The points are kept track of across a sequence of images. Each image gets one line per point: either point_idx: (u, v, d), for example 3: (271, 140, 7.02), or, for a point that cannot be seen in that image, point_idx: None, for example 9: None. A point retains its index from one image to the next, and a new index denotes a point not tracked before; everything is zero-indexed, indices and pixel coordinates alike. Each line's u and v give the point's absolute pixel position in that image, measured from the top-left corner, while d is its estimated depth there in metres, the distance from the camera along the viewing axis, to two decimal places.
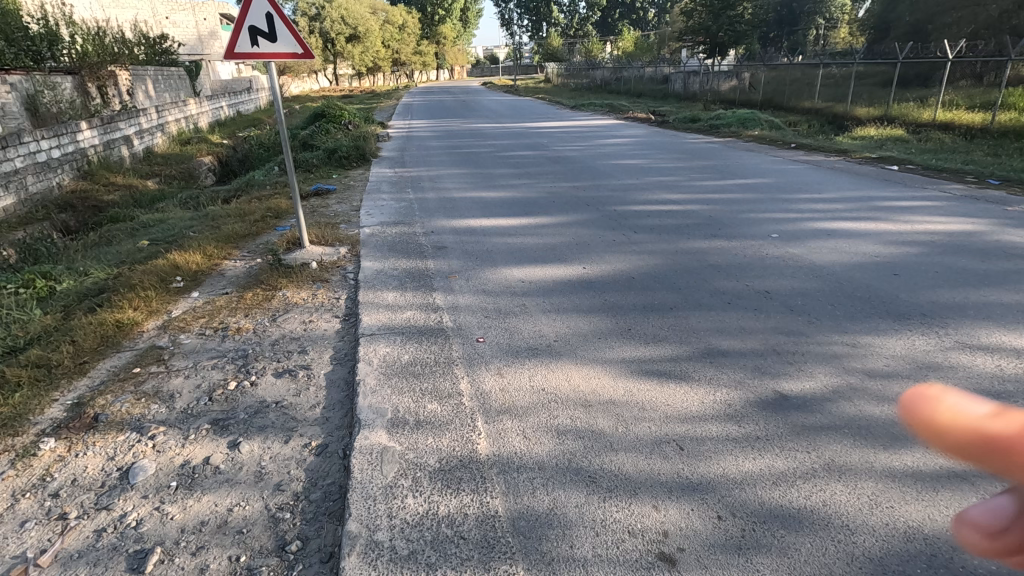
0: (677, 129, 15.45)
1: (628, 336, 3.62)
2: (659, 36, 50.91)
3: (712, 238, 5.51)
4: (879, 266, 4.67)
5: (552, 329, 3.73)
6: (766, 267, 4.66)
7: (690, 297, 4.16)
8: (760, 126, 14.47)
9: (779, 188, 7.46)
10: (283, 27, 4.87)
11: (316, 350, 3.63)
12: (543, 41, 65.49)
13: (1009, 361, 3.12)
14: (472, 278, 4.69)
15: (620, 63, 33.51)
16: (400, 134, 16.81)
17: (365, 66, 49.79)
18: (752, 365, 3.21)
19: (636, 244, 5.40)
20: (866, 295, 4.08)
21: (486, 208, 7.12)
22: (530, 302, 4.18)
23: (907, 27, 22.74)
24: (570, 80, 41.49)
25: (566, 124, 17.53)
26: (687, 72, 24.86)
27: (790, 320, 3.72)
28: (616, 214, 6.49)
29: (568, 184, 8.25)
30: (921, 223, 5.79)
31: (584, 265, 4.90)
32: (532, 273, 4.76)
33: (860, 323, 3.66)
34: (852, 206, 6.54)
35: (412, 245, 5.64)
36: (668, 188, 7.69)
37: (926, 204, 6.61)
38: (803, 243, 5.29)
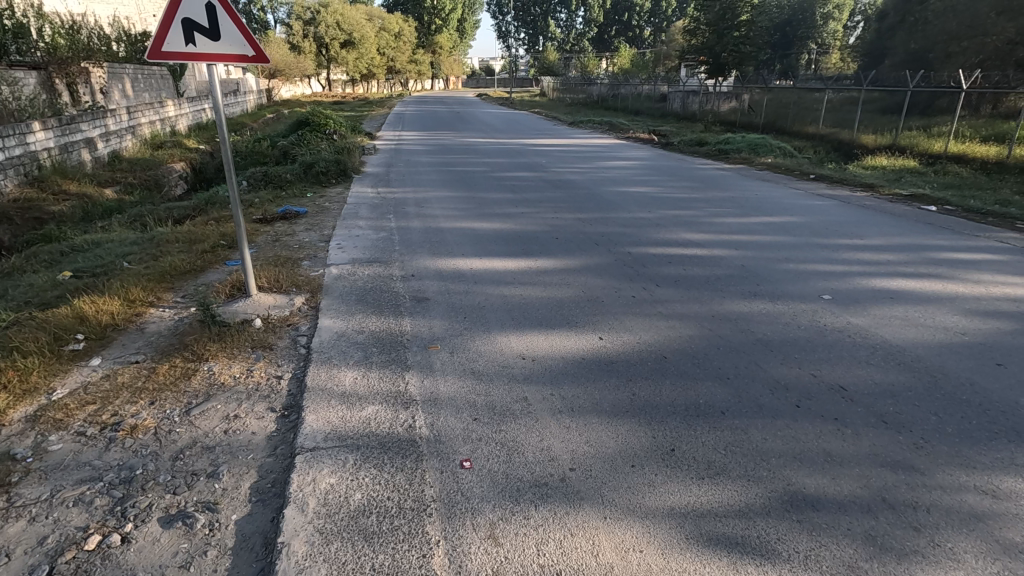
0: (682, 151, 14.66)
1: (673, 463, 2.60)
2: (656, 55, 50.65)
3: (751, 297, 4.53)
4: (971, 347, 3.67)
5: (567, 448, 2.70)
6: (832, 347, 3.66)
7: (744, 393, 3.14)
8: (771, 151, 13.69)
9: (813, 230, 6.54)
10: (228, 22, 3.85)
11: (231, 474, 2.55)
12: (539, 56, 65.01)
13: None
14: (458, 351, 3.65)
15: (618, 80, 32.95)
16: (390, 147, 15.80)
17: (359, 72, 48.74)
18: (863, 532, 2.20)
19: (661, 304, 4.39)
20: (977, 399, 3.07)
21: (479, 243, 6.12)
22: (534, 395, 3.14)
23: (909, 55, 22.13)
24: (565, 95, 40.75)
25: (566, 142, 16.63)
26: (686, 92, 24.20)
27: (890, 441, 2.71)
28: (631, 259, 5.50)
29: (572, 216, 7.27)
30: (996, 285, 4.83)
31: (601, 335, 3.88)
32: (537, 345, 3.73)
33: (988, 451, 2.65)
34: (904, 256, 5.60)
35: (386, 295, 4.64)
36: (688, 225, 6.73)
37: (988, 257, 5.67)
38: (864, 308, 4.30)
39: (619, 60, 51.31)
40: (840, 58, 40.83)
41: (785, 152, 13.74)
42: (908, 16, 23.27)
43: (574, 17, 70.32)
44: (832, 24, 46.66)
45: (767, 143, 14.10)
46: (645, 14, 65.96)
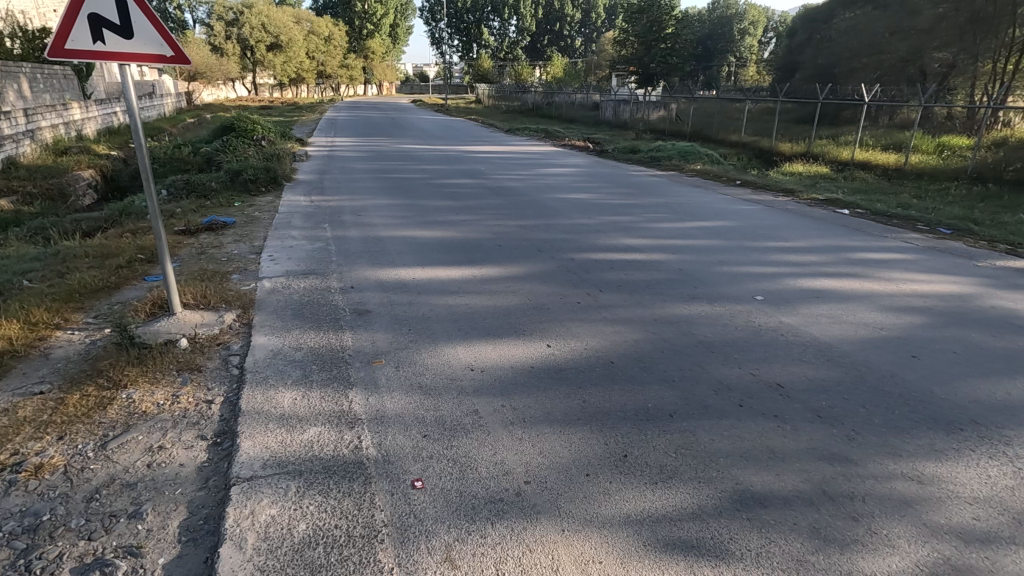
0: (617, 158, 15.07)
1: (626, 469, 2.60)
2: (586, 65, 51.99)
3: (691, 300, 4.68)
4: (890, 342, 3.93)
5: (520, 460, 2.66)
6: (768, 346, 3.82)
7: (690, 395, 3.21)
8: (699, 158, 14.32)
9: (743, 233, 6.87)
10: (145, 20, 3.57)
11: (156, 512, 2.32)
12: (473, 63, 65.14)
13: None
14: (405, 366, 3.53)
15: (552, 89, 33.59)
16: (323, 153, 15.28)
17: (288, 76, 47.01)
18: (808, 525, 2.28)
19: (606, 309, 4.44)
20: (899, 390, 3.28)
21: (421, 252, 5.99)
22: (485, 408, 3.08)
23: (818, 70, 23.89)
24: (501, 102, 41.05)
25: (504, 149, 16.72)
26: (618, 100, 24.97)
27: (825, 435, 2.85)
28: (574, 265, 5.55)
29: (514, 223, 7.28)
30: (907, 282, 5.24)
31: (548, 343, 3.87)
32: (485, 356, 3.67)
33: (913, 440, 2.83)
34: (825, 257, 5.98)
35: (325, 308, 4.43)
36: (627, 231, 6.89)
37: (898, 256, 6.15)
38: (794, 308, 4.54)
39: (552, 68, 52.24)
40: (756, 71, 43.51)
41: (712, 159, 14.42)
42: (816, 34, 25.15)
43: (507, 26, 70.69)
44: (748, 38, 49.78)
45: (695, 151, 14.75)
46: (576, 24, 69.31)
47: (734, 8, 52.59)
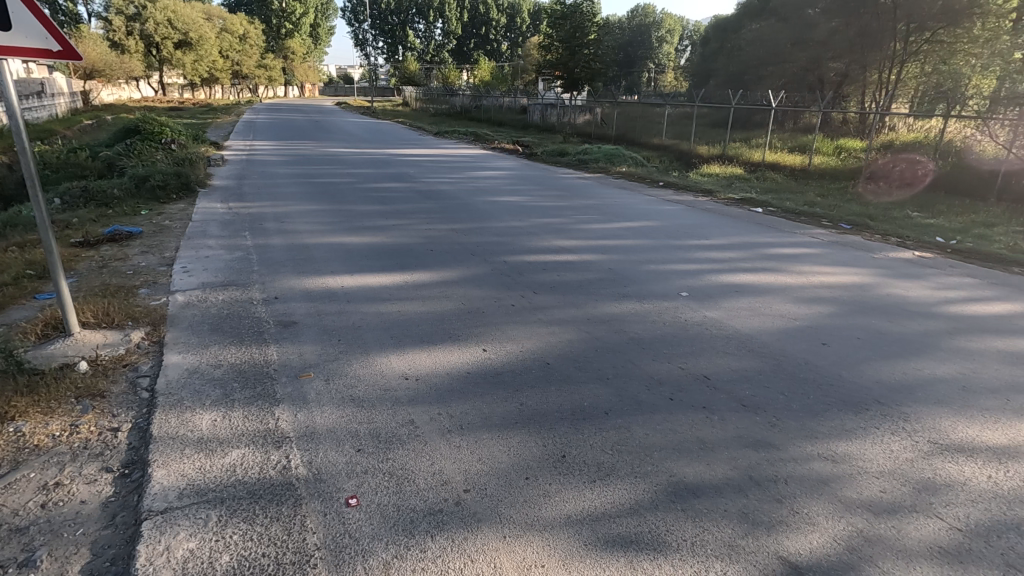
0: (546, 161, 15.29)
1: (564, 470, 2.62)
2: (513, 68, 52.62)
3: (622, 298, 4.80)
4: (803, 331, 4.21)
5: (459, 468, 2.61)
6: (694, 340, 3.97)
7: (625, 392, 3.28)
8: (624, 161, 14.80)
9: (667, 233, 7.15)
10: (25, 10, 3.22)
11: (53, 557, 2.07)
12: (399, 66, 64.07)
13: (995, 470, 2.65)
14: (335, 378, 3.38)
15: (479, 92, 33.66)
16: (240, 157, 14.49)
17: (199, 75, 44.21)
18: (737, 510, 2.38)
19: (540, 311, 4.47)
20: (813, 375, 3.52)
21: (350, 258, 5.80)
22: (422, 417, 3.00)
23: (729, 77, 25.38)
24: (428, 105, 40.67)
25: (433, 152, 16.54)
26: (545, 104, 25.38)
27: (749, 422, 3.00)
28: (508, 267, 5.56)
29: (446, 227, 7.20)
30: (815, 275, 5.63)
31: (484, 347, 3.83)
32: (420, 363, 3.59)
33: (825, 421, 3.03)
34: (742, 253, 6.33)
35: (247, 321, 4.18)
36: (559, 232, 6.98)
37: (806, 251, 6.62)
38: (717, 302, 4.76)
39: (478, 71, 52.25)
40: (673, 78, 45.59)
41: (637, 161, 14.96)
42: (726, 43, 26.73)
43: (432, 28, 70.11)
44: (664, 47, 52.29)
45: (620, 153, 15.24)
46: (501, 28, 69.81)
47: (652, 16, 54.80)
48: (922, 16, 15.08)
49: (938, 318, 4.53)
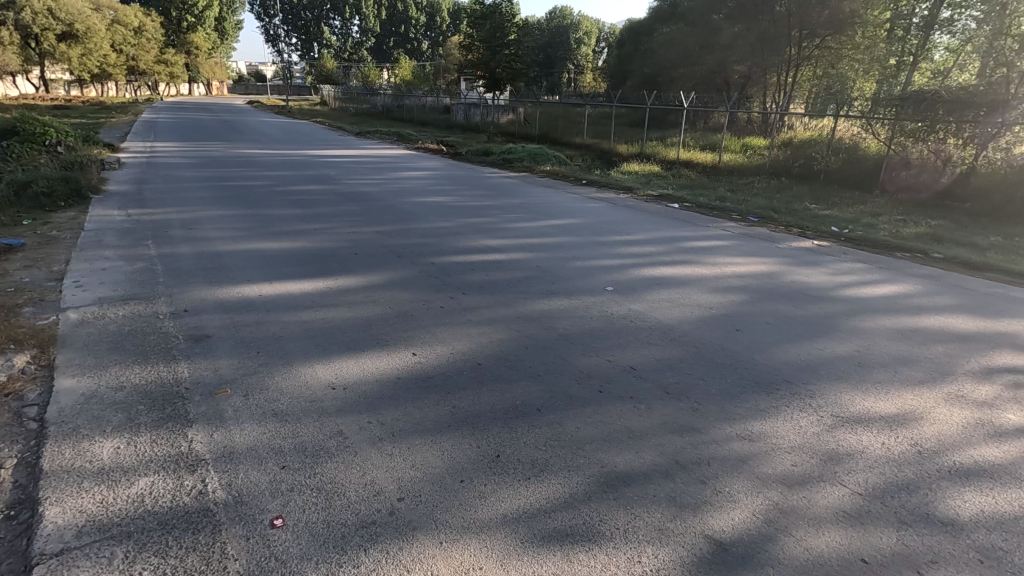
0: (471, 161, 15.26)
1: (498, 470, 2.62)
2: (434, 68, 52.15)
3: (550, 295, 4.88)
4: (719, 319, 4.45)
5: (391, 477, 2.54)
6: (620, 333, 4.11)
7: (555, 387, 3.33)
8: (548, 159, 15.05)
9: (592, 230, 7.34)
10: None
11: None
12: (315, 63, 61.63)
13: (887, 437, 2.93)
14: (255, 393, 3.19)
15: (401, 91, 33.08)
16: (140, 160, 13.39)
17: (87, 71, 40.37)
18: (666, 494, 2.48)
19: (470, 311, 4.46)
20: (729, 360, 3.74)
21: (267, 265, 5.51)
22: (351, 427, 2.90)
23: (644, 78, 26.47)
24: (348, 104, 39.45)
25: (355, 153, 16.07)
26: (468, 104, 25.33)
27: (673, 409, 3.13)
28: (436, 269, 5.49)
29: (370, 229, 7.02)
30: (728, 265, 5.98)
31: (414, 351, 3.77)
32: (348, 371, 3.47)
33: (741, 403, 3.23)
34: (662, 247, 6.62)
35: (153, 337, 3.87)
36: (486, 232, 6.98)
37: (719, 243, 7.02)
38: (640, 295, 4.95)
39: (399, 69, 51.27)
40: (592, 78, 46.89)
41: (560, 160, 15.24)
42: (640, 45, 27.85)
43: (349, 25, 68.05)
44: (582, 49, 53.72)
45: (544, 152, 15.48)
46: (421, 27, 68.96)
47: (570, 18, 56.10)
48: (813, 24, 16.46)
49: (836, 301, 4.95)
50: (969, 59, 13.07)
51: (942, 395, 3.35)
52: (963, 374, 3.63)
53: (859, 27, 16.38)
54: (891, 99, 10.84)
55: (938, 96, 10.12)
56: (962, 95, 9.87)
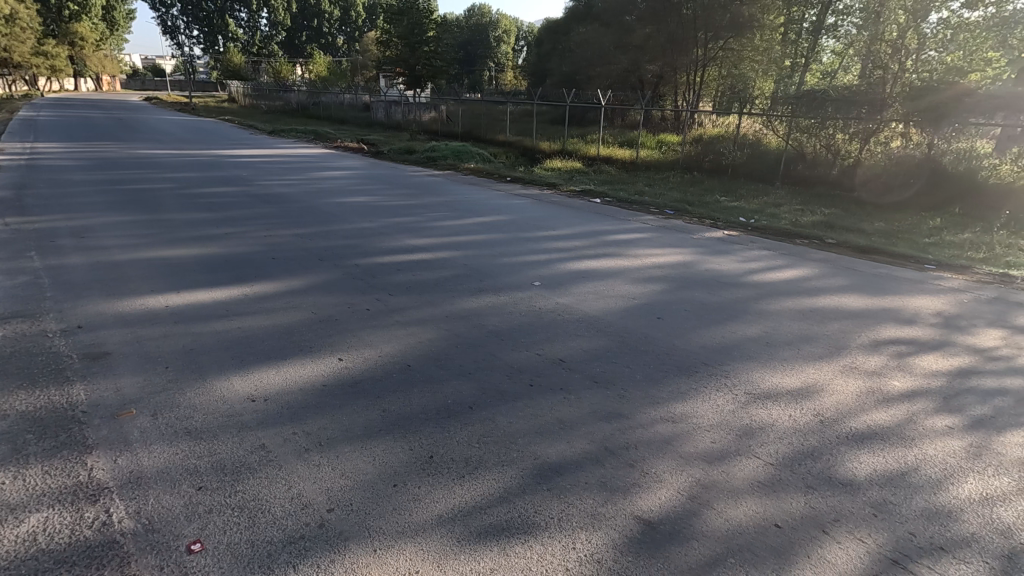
0: (394, 159, 14.95)
1: (431, 470, 2.59)
2: (350, 65, 50.50)
3: (478, 292, 4.88)
4: (642, 308, 4.64)
5: (320, 488, 2.45)
6: (548, 327, 4.18)
7: (487, 384, 3.34)
8: (472, 157, 15.02)
9: (518, 226, 7.40)
10: None
11: None
12: (220, 57, 57.89)
13: (793, 409, 3.17)
14: (165, 411, 2.97)
15: (316, 88, 31.83)
16: (18, 162, 12.03)
17: None
18: (597, 480, 2.56)
19: (397, 313, 4.37)
20: (652, 347, 3.90)
21: (175, 273, 5.13)
22: (275, 440, 2.76)
23: (563, 77, 27.02)
24: (259, 101, 37.40)
25: (269, 152, 15.28)
26: (388, 101, 24.78)
27: (601, 397, 3.23)
28: (360, 271, 5.34)
29: (288, 232, 6.71)
30: (648, 257, 6.24)
31: (340, 356, 3.64)
32: (270, 381, 3.30)
33: (664, 386, 3.38)
34: (585, 241, 6.80)
35: (41, 358, 3.49)
36: (411, 231, 6.87)
37: (639, 235, 7.30)
38: (567, 289, 5.06)
39: (313, 65, 49.22)
40: (513, 77, 47.22)
41: (484, 157, 15.25)
42: (558, 44, 28.39)
43: (256, 18, 64.51)
44: (502, 47, 53.99)
45: (468, 150, 15.43)
46: (335, 22, 66.60)
47: (488, 17, 56.19)
48: (717, 27, 17.53)
49: (746, 287, 5.29)
50: (852, 62, 14.38)
51: (839, 368, 3.68)
52: (855, 347, 4.00)
53: (757, 31, 17.61)
54: (788, 98, 11.73)
55: (828, 95, 11.08)
56: (847, 95, 10.91)
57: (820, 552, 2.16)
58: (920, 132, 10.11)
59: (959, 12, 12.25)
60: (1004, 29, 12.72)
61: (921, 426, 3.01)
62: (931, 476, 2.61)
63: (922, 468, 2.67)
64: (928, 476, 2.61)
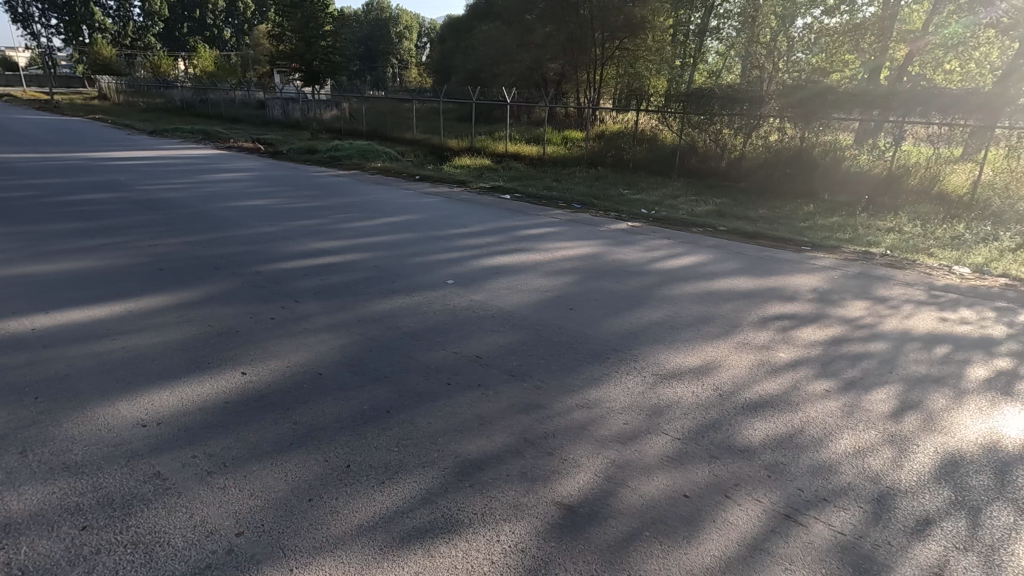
0: (294, 160, 14.21)
1: (349, 480, 2.50)
2: (240, 60, 47.34)
3: (391, 294, 4.78)
4: (554, 300, 4.75)
5: (227, 512, 2.29)
6: (464, 324, 4.17)
7: (403, 387, 3.28)
8: (378, 156, 14.62)
9: (429, 225, 7.31)
10: None
11: None
12: (85, 49, 52.06)
13: (695, 385, 3.40)
14: (37, 447, 2.64)
15: (203, 84, 29.55)
16: None
17: None
18: (518, 471, 2.59)
19: (305, 320, 4.17)
20: (565, 337, 4.02)
21: (42, 291, 4.57)
22: (173, 467, 2.54)
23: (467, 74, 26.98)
24: (135, 98, 34.08)
25: (150, 154, 13.99)
26: (284, 99, 23.51)
27: (518, 390, 3.28)
28: (262, 278, 5.03)
29: (178, 240, 6.19)
30: (558, 250, 6.41)
31: (243, 370, 3.41)
32: (162, 403, 3.03)
33: (577, 374, 3.50)
34: (497, 237, 6.85)
35: None
36: (316, 235, 6.58)
37: (549, 230, 7.47)
38: (481, 286, 5.07)
39: (197, 59, 45.53)
40: (417, 74, 46.37)
41: (391, 155, 14.89)
42: (461, 41, 28.30)
43: (128, 7, 58.69)
44: (403, 43, 52.88)
45: (374, 149, 14.99)
46: (220, 13, 62.07)
47: (388, 12, 54.81)
48: (612, 27, 18.30)
49: (651, 274, 5.58)
50: (733, 63, 15.54)
51: (734, 345, 3.98)
52: (747, 324, 4.35)
53: (649, 32, 18.59)
54: (679, 95, 12.49)
55: (713, 93, 11.91)
56: (729, 93, 11.81)
57: (724, 515, 2.34)
58: (792, 126, 11.13)
59: (820, 19, 13.60)
60: (855, 35, 14.30)
61: (804, 392, 3.34)
62: (814, 435, 2.90)
63: (806, 429, 2.96)
64: (811, 435, 2.90)
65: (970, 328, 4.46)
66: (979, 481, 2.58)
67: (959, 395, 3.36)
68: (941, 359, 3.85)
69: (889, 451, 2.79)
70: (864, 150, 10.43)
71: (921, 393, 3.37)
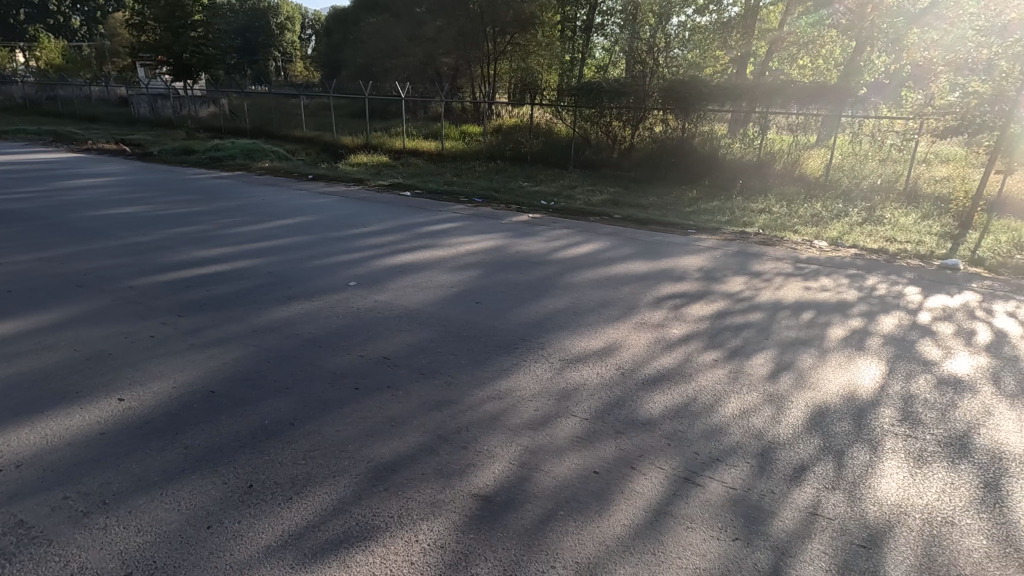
0: (168, 162, 12.99)
1: (254, 499, 2.36)
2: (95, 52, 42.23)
3: (289, 300, 4.53)
4: (460, 295, 4.76)
5: (111, 553, 2.07)
6: (369, 326, 4.06)
7: (308, 396, 3.13)
8: (266, 155, 13.74)
9: (325, 226, 7.00)
10: None
11: None
12: None
13: (600, 367, 3.56)
14: None
15: (49, 79, 26.01)
16: None
17: None
18: (434, 469, 2.58)
19: (192, 336, 3.84)
20: (474, 331, 4.03)
21: None
22: (39, 513, 2.25)
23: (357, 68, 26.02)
24: None
25: None
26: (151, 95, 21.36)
27: (429, 388, 3.25)
28: (138, 293, 4.56)
29: (30, 256, 5.44)
30: (461, 245, 6.40)
31: (120, 397, 3.08)
32: (21, 443, 2.67)
33: (488, 367, 3.53)
34: (399, 235, 6.71)
35: None
36: (200, 242, 6.07)
37: (452, 225, 7.44)
38: (385, 285, 4.95)
39: (40, 50, 40.00)
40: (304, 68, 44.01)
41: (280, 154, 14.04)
42: (348, 35, 27.24)
43: None
44: (286, 35, 49.91)
45: (260, 148, 14.06)
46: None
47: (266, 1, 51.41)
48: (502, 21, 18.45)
49: (553, 264, 5.75)
50: (618, 58, 16.26)
51: (632, 325, 4.22)
52: (644, 305, 4.61)
53: (538, 27, 18.98)
54: (571, 90, 12.83)
55: (602, 87, 12.34)
56: (617, 86, 12.25)
57: (631, 485, 2.49)
58: (675, 118, 11.87)
59: (691, 18, 14.58)
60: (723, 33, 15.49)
61: (696, 363, 3.62)
62: (706, 402, 3.16)
63: (699, 397, 3.21)
64: (704, 402, 3.15)
65: (829, 294, 5.05)
66: (841, 427, 2.95)
67: (823, 353, 3.81)
68: (808, 324, 4.33)
69: (769, 409, 3.10)
70: (736, 139, 11.38)
71: (793, 355, 3.78)
